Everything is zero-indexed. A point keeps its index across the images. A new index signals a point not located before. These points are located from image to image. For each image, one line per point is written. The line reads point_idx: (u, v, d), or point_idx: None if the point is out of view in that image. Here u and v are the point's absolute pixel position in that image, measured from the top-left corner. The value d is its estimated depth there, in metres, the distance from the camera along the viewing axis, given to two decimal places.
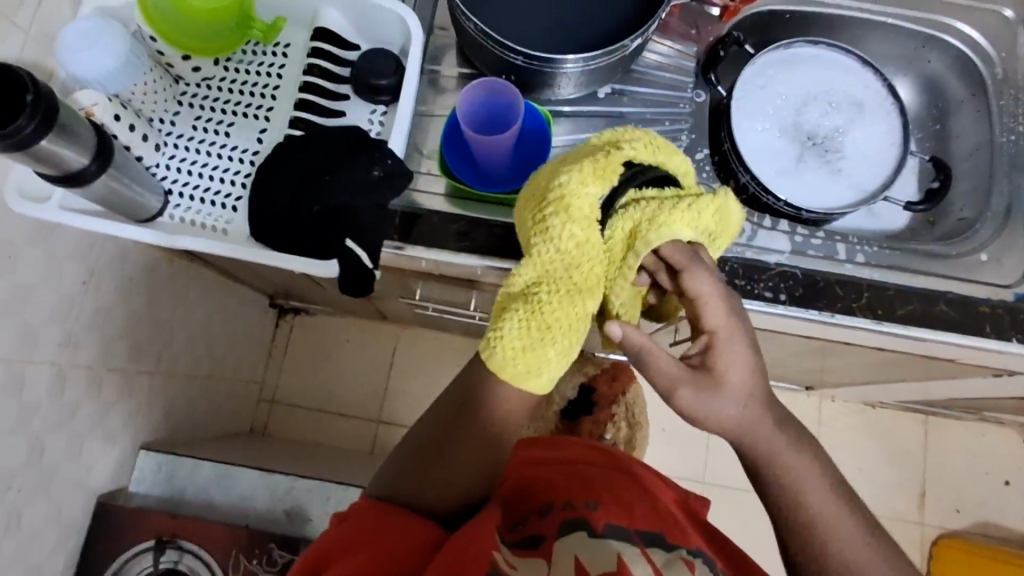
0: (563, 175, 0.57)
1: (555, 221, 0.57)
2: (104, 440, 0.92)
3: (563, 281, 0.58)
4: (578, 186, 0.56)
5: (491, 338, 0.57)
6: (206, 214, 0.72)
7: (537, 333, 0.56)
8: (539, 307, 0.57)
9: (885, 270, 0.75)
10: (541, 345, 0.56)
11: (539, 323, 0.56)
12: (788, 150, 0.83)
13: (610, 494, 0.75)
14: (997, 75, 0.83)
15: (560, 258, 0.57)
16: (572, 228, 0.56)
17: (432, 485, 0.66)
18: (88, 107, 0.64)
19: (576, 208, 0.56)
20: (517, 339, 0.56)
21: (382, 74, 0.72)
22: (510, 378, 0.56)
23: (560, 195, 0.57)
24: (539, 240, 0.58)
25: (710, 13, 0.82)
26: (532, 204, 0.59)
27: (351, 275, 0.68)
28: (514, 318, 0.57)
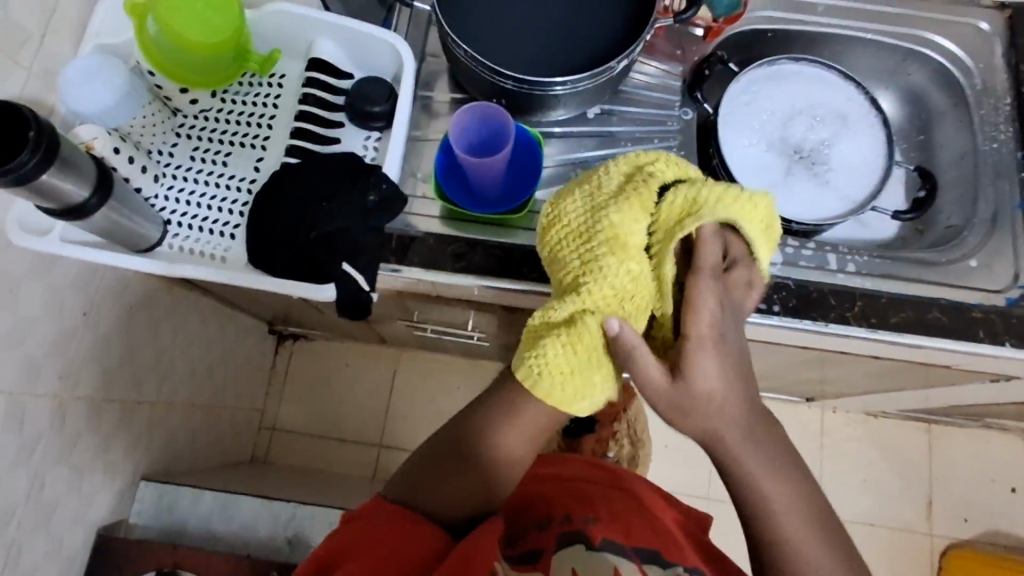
0: (611, 213, 0.60)
1: (608, 259, 0.59)
2: (104, 472, 0.92)
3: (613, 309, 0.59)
4: (626, 222, 0.60)
5: (537, 364, 0.58)
6: (205, 243, 0.73)
7: (585, 357, 0.58)
8: (585, 331, 0.57)
9: (878, 278, 0.75)
10: (590, 369, 0.58)
11: (587, 347, 0.57)
12: (777, 164, 0.84)
13: (608, 510, 0.75)
14: (978, 86, 0.84)
15: (611, 291, 0.59)
16: (628, 264, 0.59)
17: (445, 492, 0.67)
18: (89, 141, 0.66)
19: (628, 243, 0.60)
20: (565, 364, 0.57)
21: (375, 101, 0.74)
22: (558, 402, 0.58)
23: (611, 232, 0.60)
24: (589, 275, 0.60)
25: (694, 34, 0.82)
26: (576, 240, 0.62)
27: (348, 299, 0.68)
28: (561, 342, 0.57)
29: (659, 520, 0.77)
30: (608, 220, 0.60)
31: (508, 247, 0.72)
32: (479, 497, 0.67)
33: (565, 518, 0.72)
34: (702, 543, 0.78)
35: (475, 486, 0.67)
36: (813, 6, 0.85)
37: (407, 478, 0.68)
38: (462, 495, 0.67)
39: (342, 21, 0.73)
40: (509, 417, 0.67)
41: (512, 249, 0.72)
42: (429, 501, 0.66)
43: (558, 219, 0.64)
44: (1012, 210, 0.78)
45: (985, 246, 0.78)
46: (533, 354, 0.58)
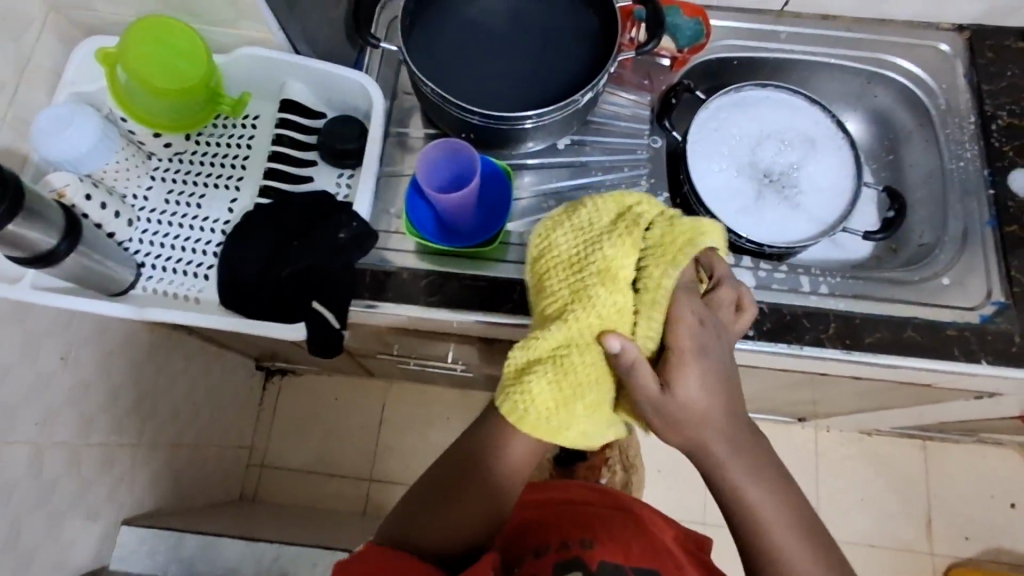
0: (605, 248, 0.60)
1: (598, 289, 0.59)
2: (85, 517, 0.90)
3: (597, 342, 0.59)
4: (617, 254, 0.60)
5: (522, 398, 0.58)
6: (179, 284, 0.73)
7: (569, 391, 0.58)
8: (568, 367, 0.58)
9: (852, 299, 0.75)
10: (574, 402, 0.58)
11: (571, 382, 0.58)
12: (747, 189, 0.86)
13: (606, 534, 0.74)
14: (941, 105, 0.85)
15: (598, 323, 0.59)
16: (616, 296, 0.59)
17: (440, 524, 0.65)
18: (61, 188, 0.67)
19: (618, 276, 0.59)
20: (550, 398, 0.58)
21: (348, 139, 0.76)
22: (544, 434, 0.58)
23: (601, 263, 0.60)
24: (577, 305, 0.59)
25: (660, 64, 0.84)
26: (563, 270, 0.62)
27: (320, 337, 0.69)
28: (545, 377, 0.58)
29: (659, 543, 0.75)
30: (600, 253, 0.60)
31: (481, 278, 0.72)
32: (474, 527, 0.66)
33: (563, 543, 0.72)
34: (705, 562, 0.76)
35: (470, 518, 0.66)
36: (776, 33, 0.87)
37: (403, 513, 0.67)
38: (456, 527, 0.65)
39: (312, 64, 0.74)
40: (485, 450, 0.67)
41: (486, 281, 0.72)
42: (424, 534, 0.65)
43: (549, 250, 0.63)
44: (982, 227, 0.79)
45: (955, 264, 0.78)
46: (518, 387, 0.58)
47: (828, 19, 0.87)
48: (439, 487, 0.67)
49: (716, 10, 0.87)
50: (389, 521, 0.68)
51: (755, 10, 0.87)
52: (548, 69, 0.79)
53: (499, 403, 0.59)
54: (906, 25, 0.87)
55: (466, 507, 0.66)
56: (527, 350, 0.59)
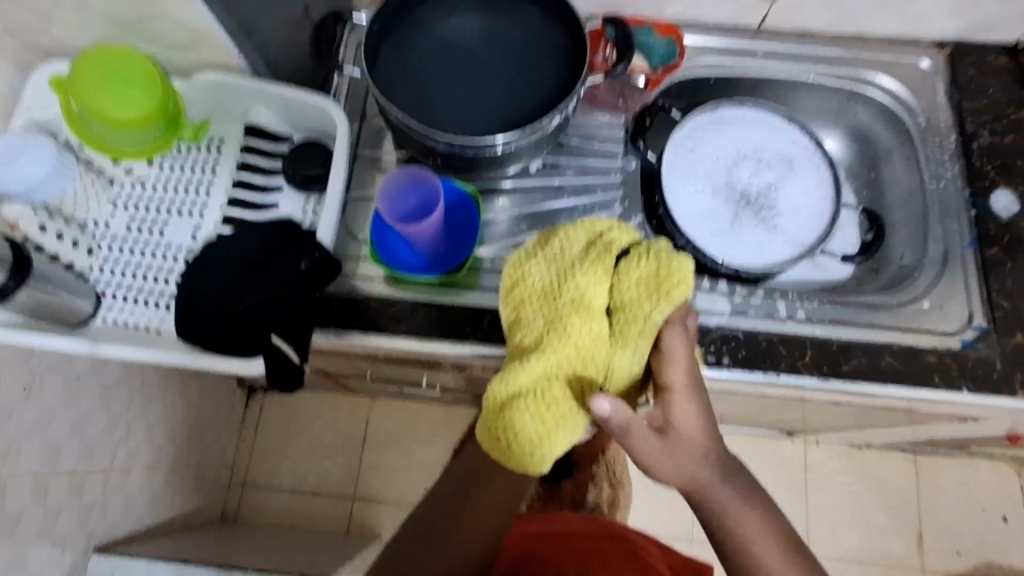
0: (577, 277, 0.58)
1: (572, 321, 0.57)
2: (53, 546, 0.87)
3: (574, 372, 0.58)
4: (590, 282, 0.58)
5: (507, 433, 0.57)
6: (140, 315, 0.72)
7: (552, 423, 0.56)
8: (550, 398, 0.56)
9: (828, 325, 0.74)
10: (558, 434, 0.56)
11: (553, 414, 0.56)
12: (724, 211, 0.84)
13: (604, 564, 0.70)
14: (921, 124, 0.84)
15: (575, 353, 0.57)
16: (590, 324, 0.58)
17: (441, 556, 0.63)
18: (14, 220, 0.65)
19: (592, 304, 0.58)
20: (534, 432, 0.56)
21: (312, 164, 0.74)
22: (530, 469, 0.57)
23: (574, 292, 0.58)
24: (554, 335, 0.57)
25: (635, 81, 0.80)
26: (538, 301, 0.60)
27: (278, 371, 0.66)
28: (529, 410, 0.56)
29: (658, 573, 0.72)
30: (573, 282, 0.58)
31: (448, 307, 0.71)
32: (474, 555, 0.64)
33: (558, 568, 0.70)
34: None
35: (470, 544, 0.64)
36: (753, 50, 0.86)
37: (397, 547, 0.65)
38: (457, 558, 0.63)
39: (275, 88, 0.73)
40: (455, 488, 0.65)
41: (453, 309, 0.71)
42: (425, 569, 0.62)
43: (524, 281, 0.61)
44: (962, 249, 0.77)
45: (936, 287, 0.77)
46: (501, 422, 0.57)
47: (805, 36, 0.86)
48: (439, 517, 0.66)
49: (691, 27, 0.86)
50: (383, 556, 0.66)
51: (731, 28, 0.86)
52: (518, 91, 0.77)
53: (485, 438, 0.58)
54: (885, 41, 0.86)
55: (466, 534, 0.65)
56: (507, 384, 0.57)
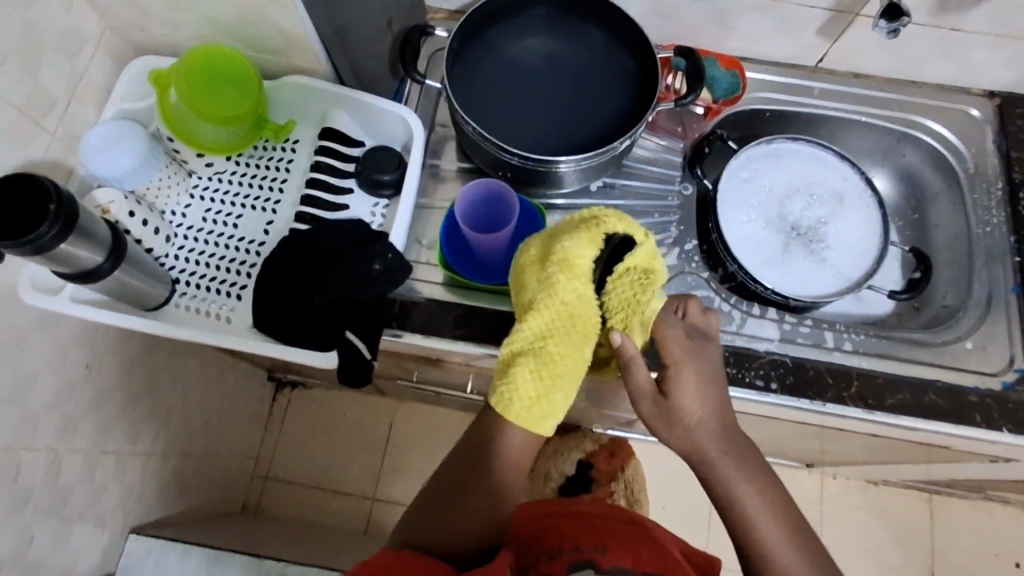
0: (564, 239, 0.60)
1: (559, 280, 0.59)
2: (94, 525, 0.86)
3: (565, 331, 0.60)
4: (575, 248, 0.60)
5: (506, 389, 0.58)
6: (212, 302, 0.74)
7: (549, 381, 0.58)
8: (546, 357, 0.59)
9: (875, 357, 0.76)
10: (555, 392, 0.58)
11: (551, 372, 0.58)
12: (774, 241, 0.88)
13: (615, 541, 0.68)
14: (970, 169, 0.86)
15: (563, 311, 0.60)
16: (576, 286, 0.60)
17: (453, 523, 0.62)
18: (105, 205, 0.69)
19: (577, 266, 0.60)
20: (532, 388, 0.58)
21: (384, 170, 0.76)
22: (528, 425, 0.58)
23: (561, 256, 0.60)
24: (544, 296, 0.60)
25: (694, 111, 0.86)
26: (534, 267, 0.62)
27: (351, 366, 0.70)
28: (528, 369, 0.58)
29: (671, 554, 0.68)
30: (559, 244, 0.60)
31: (507, 314, 0.73)
32: (487, 519, 0.63)
33: (574, 548, 0.66)
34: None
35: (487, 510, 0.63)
36: (809, 88, 0.89)
37: (413, 512, 0.64)
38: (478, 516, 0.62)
39: (359, 95, 0.76)
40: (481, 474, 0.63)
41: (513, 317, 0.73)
42: (445, 519, 0.62)
43: (524, 255, 0.65)
44: (1005, 293, 0.80)
45: (979, 328, 0.79)
46: (501, 382, 0.59)
47: (860, 78, 0.89)
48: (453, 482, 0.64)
49: (752, 62, 0.89)
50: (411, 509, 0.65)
51: (789, 65, 0.89)
52: (585, 112, 0.80)
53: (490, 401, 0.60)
54: (937, 88, 0.89)
55: (479, 502, 0.62)
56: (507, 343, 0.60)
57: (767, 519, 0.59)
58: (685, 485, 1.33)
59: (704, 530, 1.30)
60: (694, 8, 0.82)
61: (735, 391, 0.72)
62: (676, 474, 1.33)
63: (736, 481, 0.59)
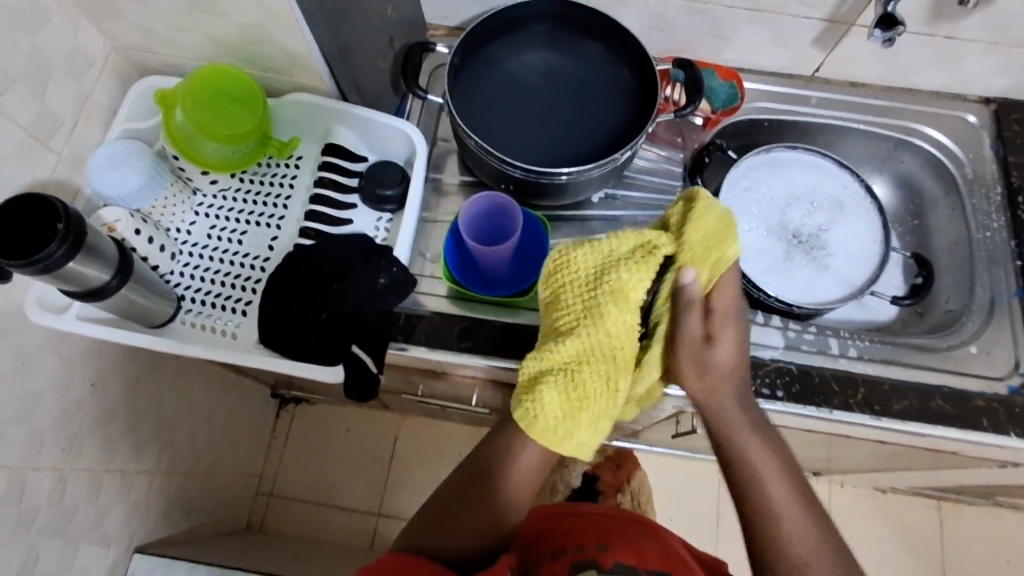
0: (620, 269, 0.60)
1: (608, 308, 0.60)
2: (99, 545, 0.85)
3: (603, 361, 0.60)
4: (631, 278, 0.60)
5: (532, 407, 0.58)
6: (217, 319, 0.75)
7: (577, 404, 0.59)
8: (578, 380, 0.59)
9: (880, 363, 0.76)
10: (580, 416, 0.59)
11: (580, 396, 0.59)
12: (776, 249, 0.88)
13: (621, 538, 0.67)
14: (968, 174, 0.87)
15: (606, 340, 0.60)
16: (625, 317, 0.60)
17: (460, 530, 0.62)
18: (111, 223, 0.70)
19: (629, 298, 0.60)
20: (557, 409, 0.58)
21: (387, 184, 0.77)
22: (549, 443, 0.58)
23: (616, 285, 0.60)
24: (590, 323, 0.60)
25: (694, 122, 0.87)
26: (576, 288, 0.62)
27: (357, 380, 0.71)
28: (556, 389, 0.59)
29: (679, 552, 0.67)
30: (615, 274, 0.60)
31: (513, 325, 0.74)
32: (492, 526, 0.62)
33: (577, 547, 0.65)
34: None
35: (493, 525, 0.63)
36: (806, 97, 0.90)
37: (417, 519, 0.64)
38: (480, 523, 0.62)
39: (361, 111, 0.76)
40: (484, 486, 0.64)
41: (518, 328, 0.74)
42: (447, 526, 0.62)
43: (566, 266, 0.62)
44: (1008, 298, 0.80)
45: (984, 333, 0.79)
46: (527, 398, 0.59)
47: (857, 87, 0.90)
48: (464, 489, 0.64)
49: (749, 73, 0.90)
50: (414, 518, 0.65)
51: (786, 75, 0.90)
52: (586, 125, 0.81)
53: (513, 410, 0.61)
54: (932, 95, 0.90)
55: (481, 509, 0.63)
56: (539, 360, 0.60)
57: (780, 496, 0.58)
58: (691, 495, 1.32)
59: (712, 541, 1.29)
60: (690, 20, 0.83)
61: None
62: (684, 484, 1.32)
63: (750, 446, 0.60)
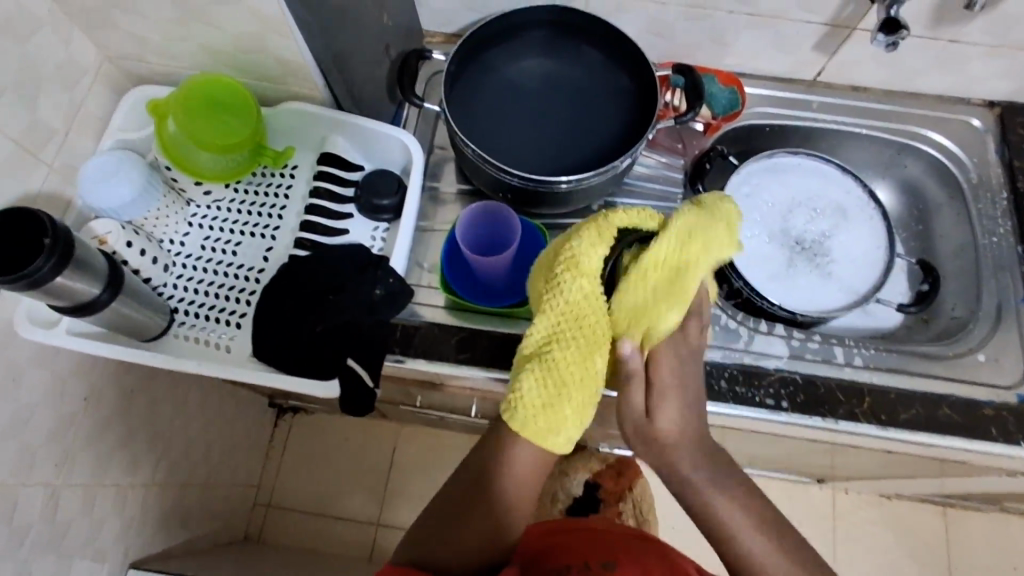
0: (571, 237, 0.56)
1: (565, 280, 0.56)
2: (94, 560, 0.84)
3: (572, 335, 0.56)
4: (582, 247, 0.56)
5: (512, 398, 0.56)
6: (211, 331, 0.73)
7: (554, 390, 0.55)
8: (552, 363, 0.55)
9: (886, 372, 0.75)
10: (562, 403, 0.55)
11: (555, 380, 0.55)
12: (778, 256, 0.87)
13: (626, 557, 0.65)
14: (972, 179, 0.86)
15: (568, 312, 0.56)
16: (582, 283, 0.56)
17: (456, 543, 0.60)
18: (102, 235, 0.68)
19: (584, 265, 0.56)
20: (534, 396, 0.55)
21: (384, 194, 0.76)
22: (533, 436, 0.55)
23: (568, 254, 0.56)
24: (549, 298, 0.56)
25: (694, 128, 0.86)
26: (542, 270, 0.59)
27: (352, 392, 0.69)
28: (531, 377, 0.55)
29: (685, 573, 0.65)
30: (567, 243, 0.56)
31: (511, 337, 0.72)
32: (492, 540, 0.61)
33: (582, 564, 0.63)
34: None
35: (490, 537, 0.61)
36: (807, 102, 0.89)
37: (416, 530, 0.62)
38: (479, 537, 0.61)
39: (358, 120, 0.75)
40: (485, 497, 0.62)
41: (517, 339, 0.72)
42: (446, 538, 0.60)
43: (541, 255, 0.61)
44: (1016, 304, 0.79)
45: (990, 340, 0.78)
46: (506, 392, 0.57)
47: (860, 91, 0.89)
48: (460, 500, 0.62)
49: (749, 78, 0.89)
50: (411, 530, 0.63)
51: (787, 79, 0.89)
52: (584, 131, 0.80)
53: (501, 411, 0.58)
54: (935, 99, 0.89)
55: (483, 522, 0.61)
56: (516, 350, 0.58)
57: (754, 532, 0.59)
58: None
59: (716, 550, 1.28)
60: (690, 25, 0.82)
61: (745, 411, 0.71)
62: None
63: (710, 499, 0.60)
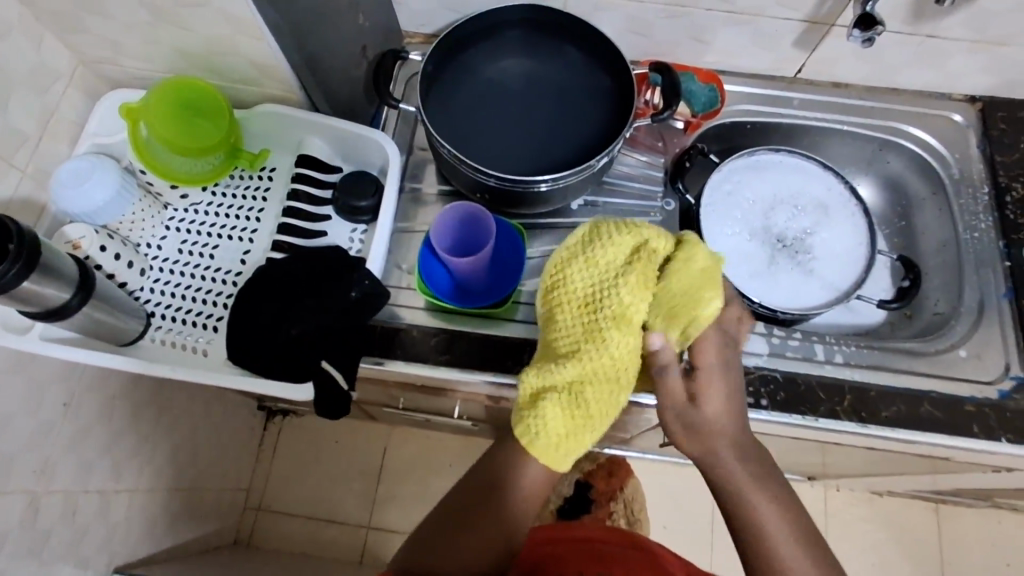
0: (622, 290, 0.60)
1: (610, 332, 0.60)
2: (75, 567, 0.83)
3: (604, 378, 0.60)
4: (633, 300, 0.60)
5: (536, 424, 0.59)
6: (188, 335, 0.73)
7: (580, 422, 0.60)
8: (581, 401, 0.59)
9: (866, 369, 0.74)
10: (584, 433, 0.60)
11: (583, 415, 0.59)
12: (760, 254, 0.86)
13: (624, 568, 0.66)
14: (954, 175, 0.85)
15: (609, 362, 0.60)
16: (628, 338, 0.60)
17: (459, 549, 0.59)
18: (76, 240, 0.68)
19: (631, 320, 0.60)
20: (560, 428, 0.59)
21: (362, 196, 0.75)
22: (552, 463, 0.59)
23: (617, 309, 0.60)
24: (590, 347, 0.60)
25: (675, 126, 0.86)
26: (575, 309, 0.62)
27: (329, 397, 0.69)
28: (559, 407, 0.59)
29: None
30: (616, 297, 0.60)
31: (489, 338, 0.73)
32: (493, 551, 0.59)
33: None
34: None
35: (493, 544, 0.60)
36: (788, 99, 0.89)
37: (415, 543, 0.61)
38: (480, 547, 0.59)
39: (334, 122, 0.75)
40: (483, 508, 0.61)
41: (496, 340, 0.73)
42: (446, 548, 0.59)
43: (564, 284, 0.63)
44: (997, 299, 0.78)
45: (972, 336, 0.77)
46: (530, 415, 0.60)
47: (841, 87, 0.89)
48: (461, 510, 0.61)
49: (729, 75, 0.89)
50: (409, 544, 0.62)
51: (768, 76, 0.89)
52: (563, 130, 0.80)
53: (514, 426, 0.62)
54: (916, 94, 0.88)
55: (486, 532, 0.60)
56: (542, 379, 0.61)
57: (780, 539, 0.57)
58: (686, 503, 1.30)
59: (708, 549, 1.27)
60: (669, 23, 0.82)
61: None
62: (677, 492, 1.30)
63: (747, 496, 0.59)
